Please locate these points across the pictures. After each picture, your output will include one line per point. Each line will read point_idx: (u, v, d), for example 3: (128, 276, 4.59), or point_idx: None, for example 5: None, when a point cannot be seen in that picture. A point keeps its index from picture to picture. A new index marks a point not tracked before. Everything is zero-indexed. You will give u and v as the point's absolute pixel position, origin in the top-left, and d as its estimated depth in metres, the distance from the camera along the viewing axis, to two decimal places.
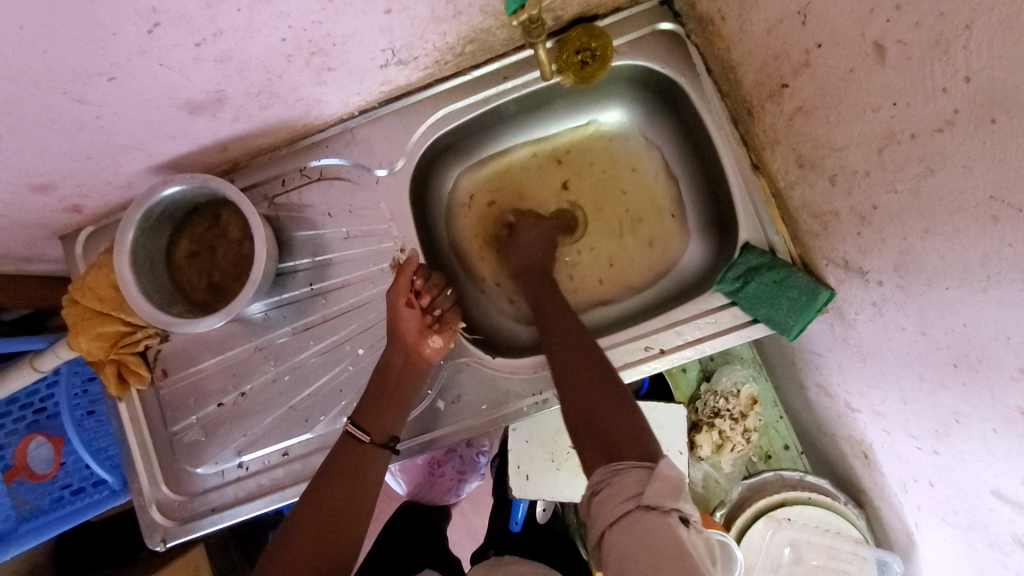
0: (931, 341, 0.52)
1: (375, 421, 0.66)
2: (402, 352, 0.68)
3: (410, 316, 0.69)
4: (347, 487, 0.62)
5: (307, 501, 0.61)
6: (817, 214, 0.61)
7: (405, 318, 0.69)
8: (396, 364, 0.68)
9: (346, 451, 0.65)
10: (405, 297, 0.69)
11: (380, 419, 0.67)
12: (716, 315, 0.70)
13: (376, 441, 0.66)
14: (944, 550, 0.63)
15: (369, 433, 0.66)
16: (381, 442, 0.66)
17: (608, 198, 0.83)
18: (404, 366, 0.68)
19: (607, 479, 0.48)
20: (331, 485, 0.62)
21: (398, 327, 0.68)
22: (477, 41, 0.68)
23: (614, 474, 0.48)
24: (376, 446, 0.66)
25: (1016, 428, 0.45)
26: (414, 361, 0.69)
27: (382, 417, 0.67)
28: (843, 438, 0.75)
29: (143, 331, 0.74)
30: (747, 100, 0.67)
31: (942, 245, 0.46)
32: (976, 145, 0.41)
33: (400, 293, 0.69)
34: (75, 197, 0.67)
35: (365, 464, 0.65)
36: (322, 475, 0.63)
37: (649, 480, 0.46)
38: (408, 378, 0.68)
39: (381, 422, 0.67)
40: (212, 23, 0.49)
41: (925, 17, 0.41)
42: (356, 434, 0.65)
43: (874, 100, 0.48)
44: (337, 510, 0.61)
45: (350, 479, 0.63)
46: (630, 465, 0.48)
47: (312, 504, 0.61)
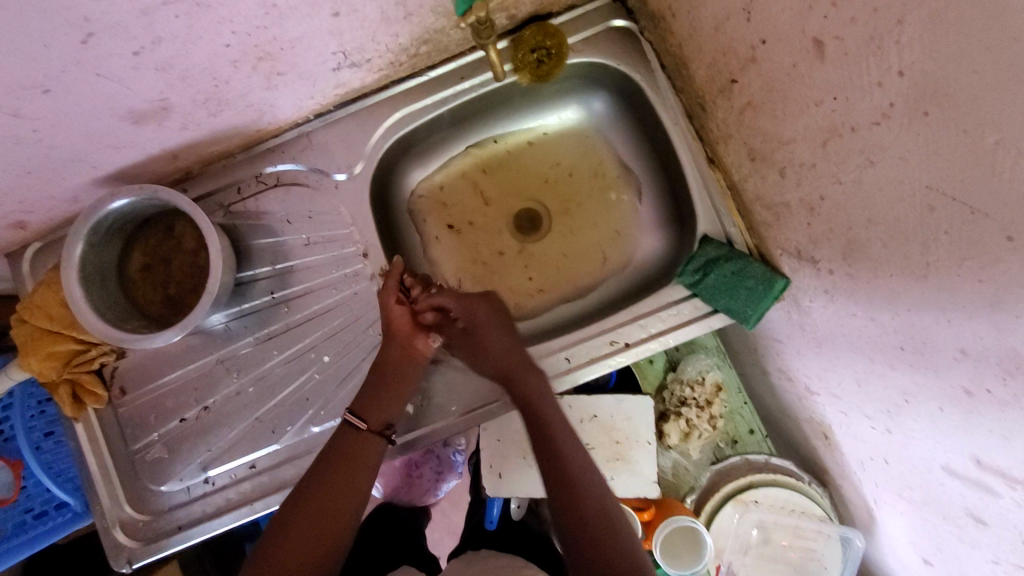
0: (879, 325, 0.54)
1: (373, 410, 0.66)
2: (398, 346, 0.68)
3: (402, 313, 0.69)
4: (345, 477, 0.62)
5: (307, 485, 0.62)
6: (770, 205, 0.63)
7: (398, 315, 0.69)
8: (392, 356, 0.68)
9: (345, 439, 0.64)
10: (396, 296, 0.69)
11: (378, 408, 0.66)
12: (679, 306, 0.71)
13: (373, 429, 0.65)
14: (903, 525, 0.66)
15: (366, 419, 0.65)
16: (376, 430, 0.66)
17: (567, 196, 0.84)
18: (400, 361, 0.68)
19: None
20: (332, 473, 0.62)
21: (393, 324, 0.69)
22: (430, 41, 0.67)
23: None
24: (371, 433, 0.65)
25: (961, 405, 0.47)
26: (410, 354, 0.69)
27: (380, 407, 0.66)
28: (805, 420, 0.77)
29: (97, 348, 0.72)
30: (699, 95, 0.68)
31: (884, 234, 0.48)
32: (911, 137, 0.42)
33: (390, 292, 0.69)
34: (18, 212, 0.65)
35: (361, 454, 0.64)
36: (325, 461, 0.63)
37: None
38: (403, 371, 0.68)
39: (378, 411, 0.66)
40: (150, 30, 0.48)
41: (859, 14, 0.42)
42: (354, 422, 0.65)
43: (816, 95, 0.50)
44: (332, 501, 0.61)
45: (346, 467, 0.63)
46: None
47: (310, 496, 0.61)
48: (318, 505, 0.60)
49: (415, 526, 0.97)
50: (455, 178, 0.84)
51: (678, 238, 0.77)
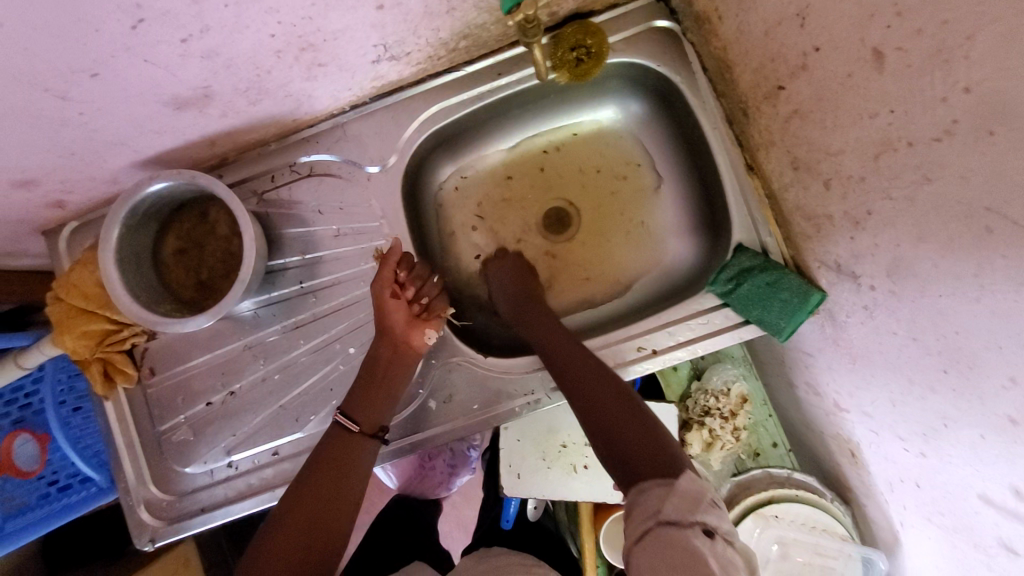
0: (921, 346, 0.52)
1: (364, 412, 0.66)
2: (391, 344, 0.68)
3: (396, 308, 0.69)
4: (333, 482, 0.62)
5: (295, 491, 0.61)
6: (811, 216, 0.61)
7: (392, 310, 0.68)
8: (384, 355, 0.68)
9: (333, 444, 0.64)
10: (389, 289, 0.69)
11: (370, 408, 0.66)
12: (709, 316, 0.70)
13: (365, 431, 0.65)
14: (930, 551, 0.64)
15: (359, 422, 0.65)
16: (369, 433, 0.66)
17: (598, 196, 0.83)
18: (394, 358, 0.68)
19: (633, 500, 0.49)
20: (319, 479, 0.61)
21: (386, 319, 0.68)
22: (471, 36, 0.67)
23: (641, 494, 0.49)
24: (363, 436, 0.65)
25: (1005, 435, 0.46)
26: (403, 351, 0.68)
27: (372, 408, 0.66)
28: (832, 436, 0.76)
29: (129, 329, 0.73)
30: (742, 100, 0.66)
31: (934, 253, 0.47)
32: (973, 156, 0.40)
33: (384, 285, 0.69)
34: (58, 192, 0.66)
35: (351, 457, 0.64)
36: (311, 467, 0.63)
37: (668, 496, 0.47)
38: (396, 369, 0.68)
39: (370, 413, 0.66)
40: (198, 19, 0.48)
41: (926, 26, 0.41)
42: (345, 423, 0.65)
43: (871, 106, 0.48)
44: (322, 508, 0.60)
45: (335, 472, 0.62)
46: (654, 482, 0.49)
47: (300, 499, 0.60)
48: (307, 510, 0.59)
49: (426, 521, 0.97)
50: (488, 175, 0.83)
51: (710, 245, 0.76)
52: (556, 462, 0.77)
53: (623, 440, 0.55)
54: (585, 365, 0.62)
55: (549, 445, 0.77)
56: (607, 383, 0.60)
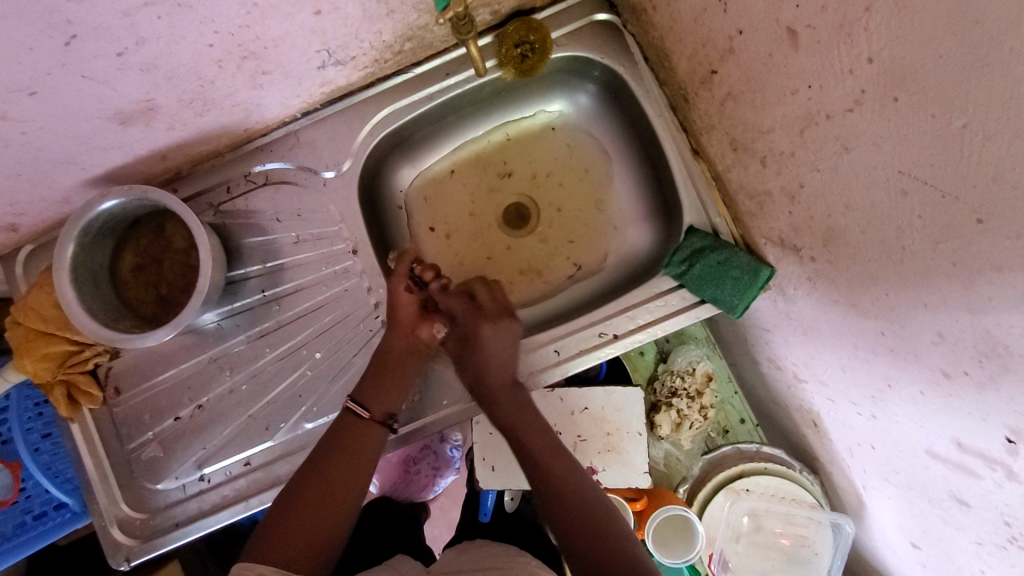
0: (859, 311, 0.55)
1: (375, 399, 0.67)
2: (402, 334, 0.70)
3: (410, 300, 0.71)
4: (343, 464, 0.63)
5: (305, 475, 0.62)
6: (753, 194, 0.63)
7: (406, 303, 0.71)
8: (395, 346, 0.70)
9: (345, 428, 0.65)
10: (405, 283, 0.72)
11: (381, 396, 0.68)
12: (666, 298, 0.72)
13: (376, 418, 0.67)
14: (891, 510, 0.66)
15: (369, 409, 0.67)
16: (379, 419, 0.67)
17: (555, 190, 0.84)
18: (405, 349, 0.70)
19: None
20: (332, 462, 0.63)
21: (398, 311, 0.71)
22: (415, 38, 0.68)
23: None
24: (374, 423, 0.66)
25: (940, 389, 0.48)
26: (414, 342, 0.71)
27: (382, 396, 0.68)
28: (794, 408, 0.78)
29: (91, 349, 0.72)
30: (682, 87, 0.68)
31: (861, 219, 0.49)
32: (882, 123, 0.43)
33: (401, 278, 0.72)
34: (8, 215, 0.65)
35: (361, 444, 0.65)
36: (322, 452, 0.63)
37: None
38: (407, 361, 0.70)
39: (382, 400, 0.68)
40: (132, 32, 0.48)
41: (829, 3, 0.43)
42: (357, 410, 0.66)
43: (792, 83, 0.50)
44: (327, 494, 0.60)
45: (345, 458, 0.63)
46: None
47: (311, 484, 0.61)
48: (316, 492, 0.60)
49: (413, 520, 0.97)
50: (456, 169, 0.84)
51: (664, 230, 0.77)
52: None
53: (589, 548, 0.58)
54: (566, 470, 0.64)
55: None
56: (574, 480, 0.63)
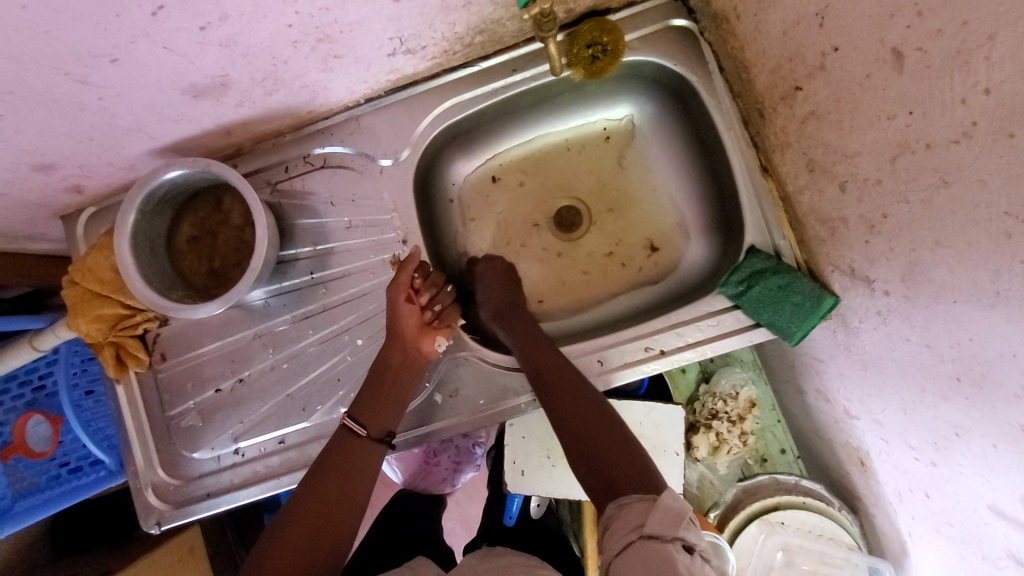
0: (934, 353, 0.51)
1: (372, 415, 0.66)
2: (401, 348, 0.68)
3: (410, 312, 0.69)
4: (342, 480, 0.63)
5: (303, 491, 0.62)
6: (826, 219, 0.61)
7: (405, 314, 0.69)
8: (394, 360, 0.68)
9: (342, 444, 0.65)
10: (405, 294, 0.69)
11: (376, 413, 0.66)
12: (718, 318, 0.69)
13: (372, 434, 0.66)
14: (938, 562, 0.63)
15: (366, 425, 0.66)
16: (376, 436, 0.66)
17: (609, 195, 0.83)
18: (403, 364, 0.68)
19: (616, 513, 0.50)
20: (327, 477, 0.62)
21: (399, 324, 0.68)
22: (487, 31, 0.67)
23: (621, 508, 0.51)
24: (370, 440, 0.66)
25: (1016, 445, 0.45)
26: (413, 357, 0.68)
27: (379, 412, 0.67)
28: (841, 444, 0.74)
29: (142, 314, 0.74)
30: (758, 101, 0.66)
31: (951, 258, 0.46)
32: (993, 160, 0.40)
33: (399, 289, 0.69)
34: (77, 177, 0.67)
35: (359, 460, 0.65)
36: (318, 468, 0.63)
37: (649, 511, 0.48)
38: (405, 375, 0.68)
39: (378, 416, 0.67)
40: (217, 6, 0.48)
41: (947, 26, 0.40)
42: (354, 427, 0.65)
43: (890, 107, 0.47)
44: (329, 504, 0.61)
45: (342, 472, 0.63)
46: (636, 499, 0.51)
47: (305, 501, 0.61)
48: (313, 509, 0.60)
49: (430, 517, 0.97)
50: (518, 163, 0.83)
51: (721, 246, 0.75)
52: (561, 461, 0.77)
53: (598, 455, 0.58)
54: (595, 415, 0.61)
55: (555, 444, 0.77)
56: (581, 392, 0.63)
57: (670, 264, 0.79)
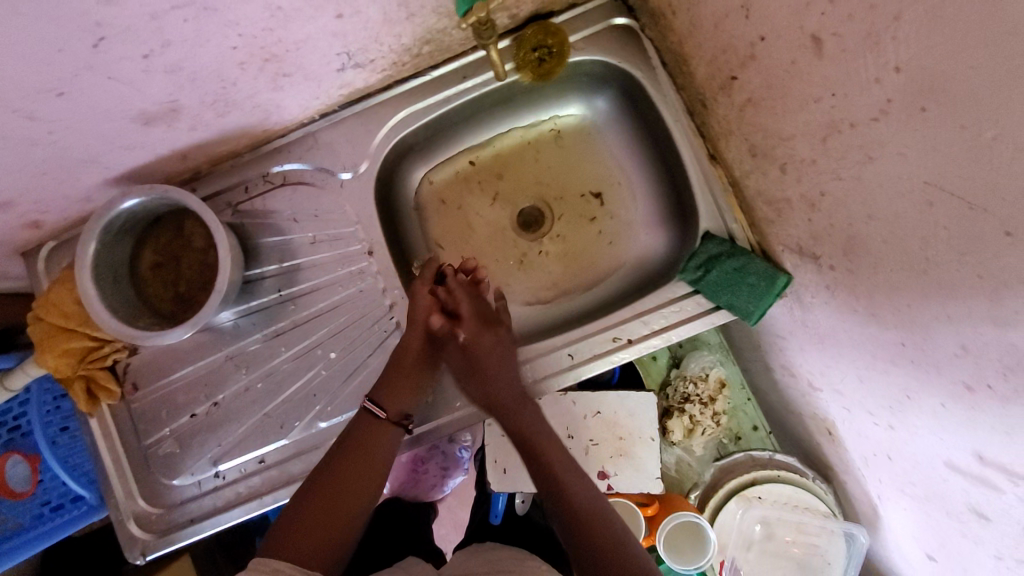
0: (880, 321, 0.54)
1: (392, 398, 0.67)
2: (422, 334, 0.69)
3: (434, 302, 0.70)
4: (360, 461, 0.63)
5: (323, 472, 0.62)
6: (771, 201, 0.63)
7: (427, 305, 0.70)
8: (414, 345, 0.68)
9: (361, 427, 0.65)
10: (430, 286, 0.70)
11: (398, 396, 0.67)
12: (680, 304, 0.71)
13: (391, 419, 0.66)
14: (907, 521, 0.65)
15: (386, 409, 0.66)
16: (394, 420, 0.66)
17: (570, 190, 0.84)
18: (423, 348, 0.69)
19: None
20: (345, 463, 0.62)
21: (421, 311, 0.70)
22: (433, 41, 0.68)
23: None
24: (389, 424, 0.66)
25: (961, 401, 0.47)
26: (431, 343, 0.69)
27: (398, 396, 0.67)
28: (809, 416, 0.77)
29: (110, 345, 0.73)
30: (701, 92, 0.68)
31: (883, 230, 0.48)
32: (909, 133, 0.42)
33: (425, 281, 0.71)
34: (32, 212, 0.66)
35: (374, 444, 0.64)
36: (339, 449, 0.64)
37: None
38: (423, 361, 0.69)
39: (396, 401, 0.67)
40: (159, 34, 0.49)
41: (856, 11, 0.43)
42: (373, 409, 0.65)
43: (816, 91, 0.50)
44: (345, 485, 0.61)
45: (360, 454, 0.63)
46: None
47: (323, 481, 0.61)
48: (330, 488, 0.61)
49: (421, 522, 0.97)
50: (480, 168, 0.85)
51: (679, 233, 0.78)
52: None
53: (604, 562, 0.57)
54: (601, 516, 0.60)
55: None
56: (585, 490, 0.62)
57: (633, 253, 0.81)
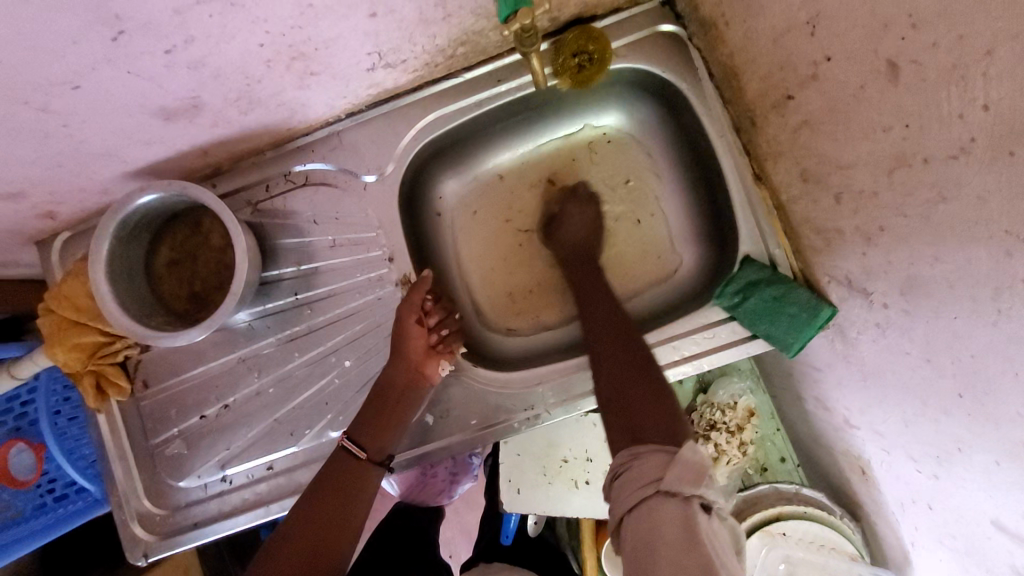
0: (935, 367, 0.50)
1: (373, 438, 0.65)
2: (405, 370, 0.66)
3: (420, 334, 0.67)
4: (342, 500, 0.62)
5: (304, 508, 0.61)
6: (820, 230, 0.59)
7: (414, 336, 0.67)
8: (398, 381, 0.66)
9: (343, 465, 0.64)
10: (415, 316, 0.67)
11: (379, 435, 0.65)
12: (714, 330, 0.68)
13: (371, 458, 0.65)
14: (942, 574, 0.62)
15: (366, 448, 0.64)
16: (375, 460, 0.65)
17: (601, 202, 0.81)
18: (405, 386, 0.66)
19: (628, 463, 0.48)
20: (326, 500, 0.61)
21: (406, 344, 0.66)
22: (468, 43, 0.65)
23: (638, 458, 0.48)
24: (369, 462, 0.64)
25: (1022, 465, 0.43)
26: (418, 380, 0.67)
27: (381, 435, 0.65)
28: (841, 453, 0.73)
29: (122, 341, 0.72)
30: (750, 109, 0.64)
31: (951, 274, 0.44)
32: (993, 176, 0.38)
33: (411, 309, 0.67)
34: (48, 203, 0.64)
35: (358, 483, 0.63)
36: (320, 486, 0.62)
37: (669, 465, 0.45)
38: (407, 398, 0.66)
39: (379, 439, 0.65)
40: (182, 29, 0.46)
41: (943, 38, 0.39)
42: (352, 450, 0.64)
43: (885, 120, 0.46)
44: (327, 522, 0.61)
45: (341, 492, 0.62)
46: (652, 448, 0.48)
47: (307, 520, 0.60)
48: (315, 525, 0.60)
49: (428, 536, 0.97)
50: (503, 177, 0.81)
51: (716, 255, 0.74)
52: (557, 477, 0.75)
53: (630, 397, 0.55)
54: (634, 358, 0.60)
55: (551, 460, 0.75)
56: (622, 334, 0.63)
57: (667, 274, 0.78)
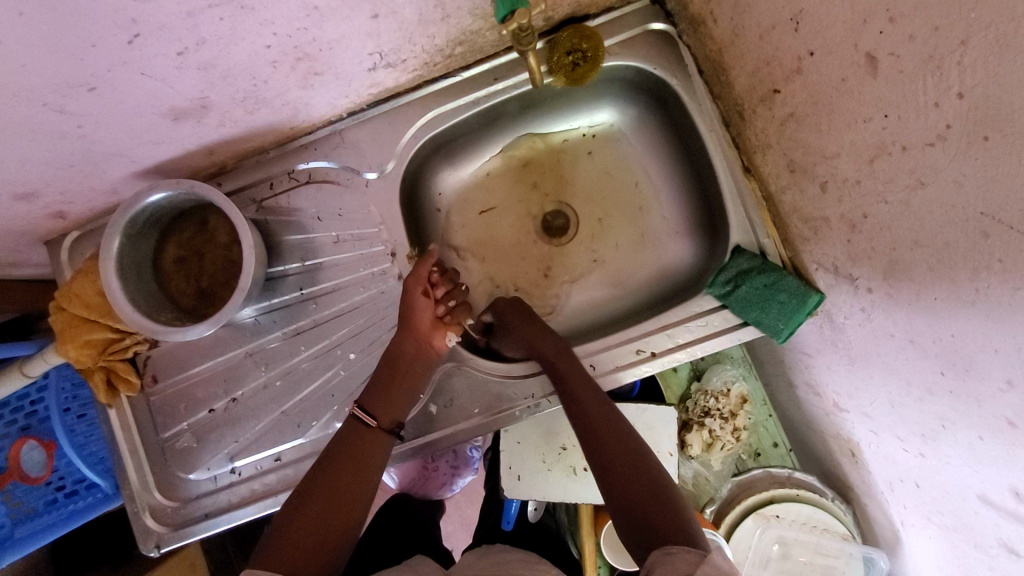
0: (918, 349, 0.52)
1: (384, 406, 0.66)
2: (413, 341, 0.68)
3: (426, 304, 0.70)
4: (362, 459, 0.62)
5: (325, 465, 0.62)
6: (808, 219, 0.61)
7: (420, 307, 0.69)
8: (407, 352, 0.68)
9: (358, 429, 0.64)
10: (422, 287, 0.70)
11: (388, 404, 0.66)
12: (707, 318, 0.70)
13: (382, 426, 0.65)
14: (931, 550, 0.64)
15: (377, 416, 0.65)
16: (386, 427, 0.66)
17: (596, 195, 0.83)
18: (414, 357, 0.68)
19: (658, 562, 0.48)
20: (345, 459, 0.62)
21: (414, 315, 0.69)
22: (466, 43, 0.67)
23: (667, 557, 0.48)
24: (380, 430, 0.65)
25: (1003, 437, 0.46)
26: (425, 350, 0.69)
27: (390, 404, 0.67)
28: (832, 436, 0.76)
29: (131, 337, 0.73)
30: (738, 103, 0.67)
31: (930, 256, 0.47)
32: (968, 161, 0.41)
33: (419, 281, 0.70)
34: (59, 203, 0.66)
35: (369, 447, 0.64)
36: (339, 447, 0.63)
37: (700, 563, 0.46)
38: (416, 369, 0.68)
39: (389, 408, 0.66)
40: (194, 32, 0.48)
41: (919, 31, 0.41)
42: (364, 417, 0.64)
43: (867, 110, 0.48)
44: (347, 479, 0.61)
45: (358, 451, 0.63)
46: (680, 549, 0.48)
47: (327, 476, 0.61)
48: (336, 481, 0.60)
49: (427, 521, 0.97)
50: (503, 174, 0.84)
51: (708, 245, 0.76)
52: (556, 465, 0.77)
53: (633, 491, 0.55)
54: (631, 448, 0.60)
55: (549, 448, 0.77)
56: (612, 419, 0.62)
57: (661, 265, 0.80)
